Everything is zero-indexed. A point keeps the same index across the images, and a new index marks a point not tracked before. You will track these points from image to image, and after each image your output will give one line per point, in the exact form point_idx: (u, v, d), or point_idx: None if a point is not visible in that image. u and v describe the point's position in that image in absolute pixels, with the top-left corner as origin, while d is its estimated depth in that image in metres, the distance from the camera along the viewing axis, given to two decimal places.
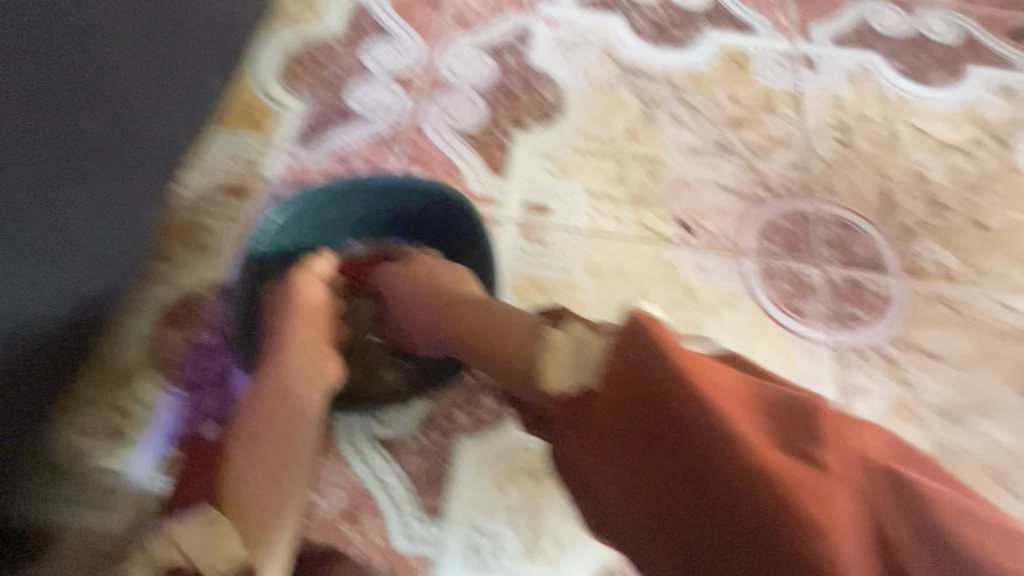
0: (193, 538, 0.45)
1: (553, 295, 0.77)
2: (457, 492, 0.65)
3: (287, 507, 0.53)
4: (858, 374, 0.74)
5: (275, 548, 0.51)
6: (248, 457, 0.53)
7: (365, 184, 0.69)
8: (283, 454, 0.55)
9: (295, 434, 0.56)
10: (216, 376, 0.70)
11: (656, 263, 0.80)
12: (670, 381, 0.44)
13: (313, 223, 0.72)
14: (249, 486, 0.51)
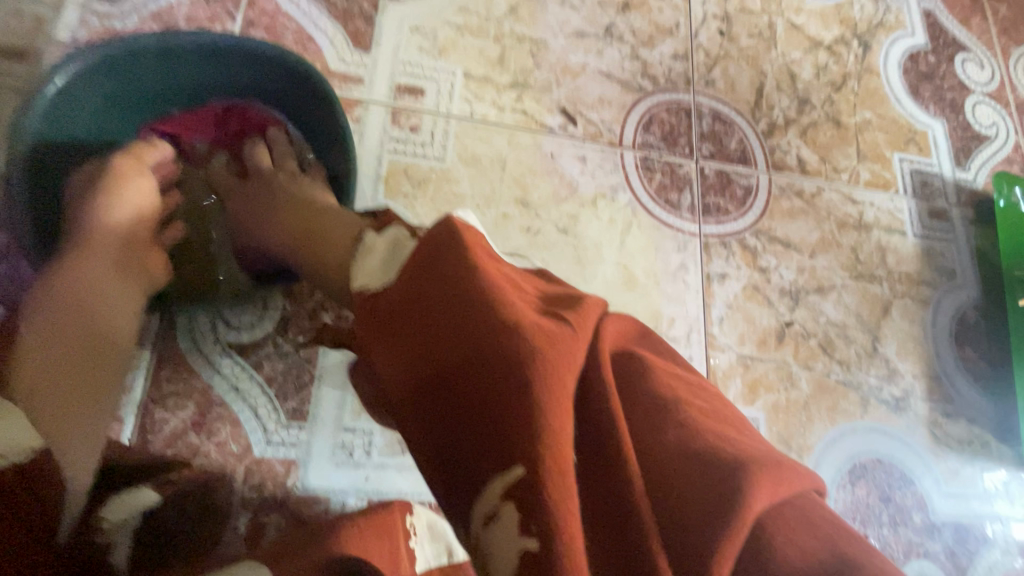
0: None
1: (427, 188, 0.71)
2: (322, 393, 0.61)
3: (96, 417, 0.44)
4: (719, 262, 0.79)
5: (86, 453, 0.41)
6: (50, 345, 0.43)
7: (189, 41, 0.56)
8: (95, 359, 0.46)
9: (104, 360, 0.47)
10: (16, 284, 0.57)
11: (538, 154, 0.77)
12: (451, 247, 0.36)
13: (120, 93, 0.58)
14: (54, 373, 0.42)
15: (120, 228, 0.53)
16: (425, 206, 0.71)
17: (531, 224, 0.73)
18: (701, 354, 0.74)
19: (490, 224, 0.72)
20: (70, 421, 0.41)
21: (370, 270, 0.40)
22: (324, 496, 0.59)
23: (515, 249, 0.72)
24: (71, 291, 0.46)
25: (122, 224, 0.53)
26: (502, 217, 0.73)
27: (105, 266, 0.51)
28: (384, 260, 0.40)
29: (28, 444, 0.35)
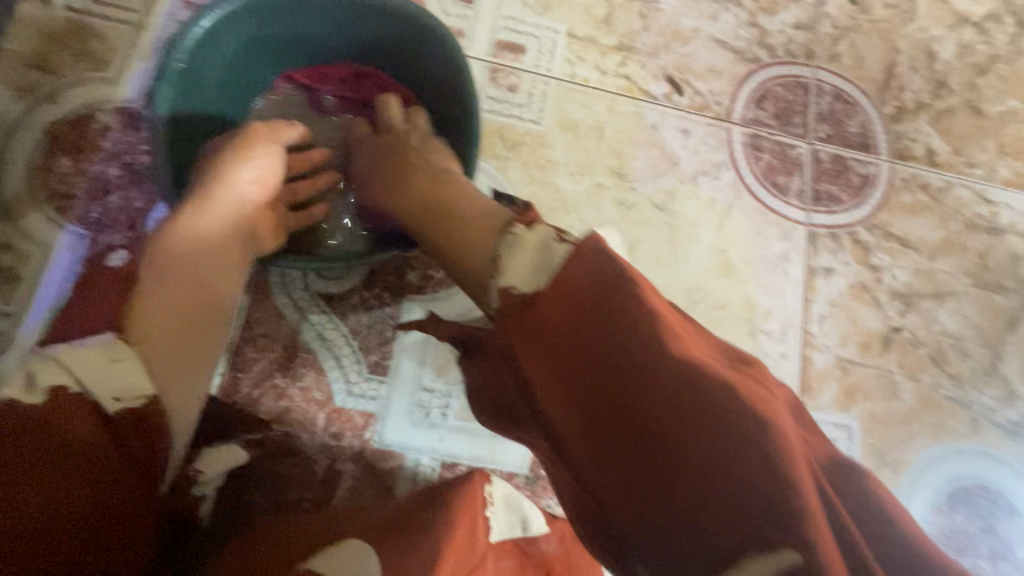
0: (83, 358, 0.37)
1: (520, 151, 0.68)
2: (404, 350, 0.61)
3: (206, 366, 0.45)
4: (825, 255, 0.72)
5: (188, 403, 0.42)
6: (168, 285, 0.43)
7: None
8: (208, 308, 0.45)
9: (207, 323, 0.45)
10: (127, 216, 0.59)
11: (639, 124, 0.72)
12: (624, 281, 0.34)
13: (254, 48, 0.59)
14: (164, 317, 0.42)
15: (243, 194, 0.53)
16: (519, 169, 0.68)
17: (625, 197, 0.69)
18: (796, 352, 0.69)
19: (582, 194, 0.69)
20: (177, 371, 0.41)
21: (519, 267, 0.38)
22: (399, 452, 0.59)
23: (606, 222, 0.68)
24: (189, 239, 0.46)
25: (250, 184, 0.53)
26: (596, 187, 0.69)
27: (227, 221, 0.51)
28: (539, 263, 0.37)
29: (120, 396, 0.37)
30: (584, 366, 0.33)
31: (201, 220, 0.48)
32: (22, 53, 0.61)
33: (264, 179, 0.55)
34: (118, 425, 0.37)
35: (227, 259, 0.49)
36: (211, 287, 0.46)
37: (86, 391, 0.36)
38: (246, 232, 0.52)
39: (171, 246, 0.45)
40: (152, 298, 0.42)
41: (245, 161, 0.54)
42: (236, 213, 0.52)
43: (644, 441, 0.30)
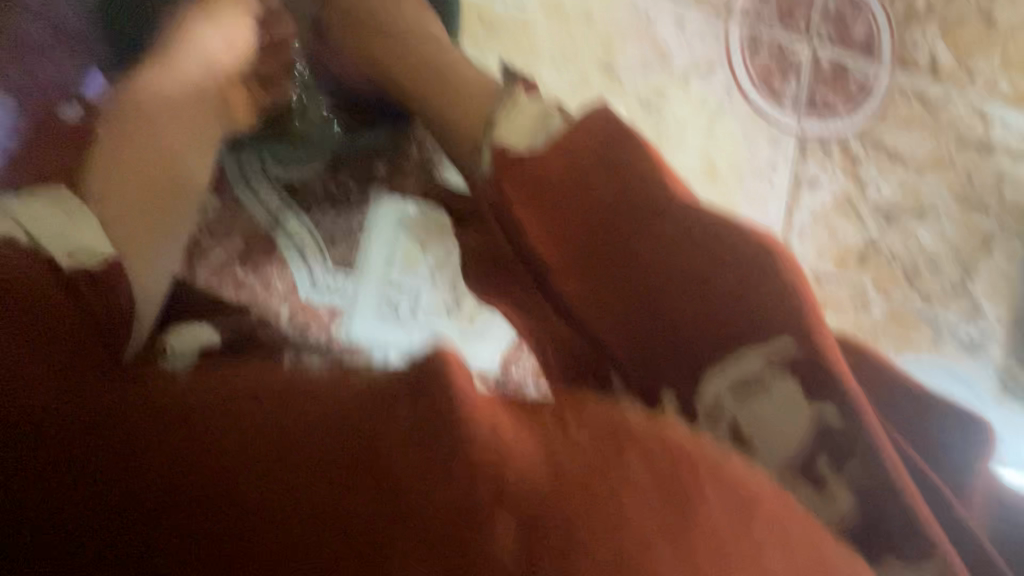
0: (44, 218, 0.40)
1: (500, 36, 0.63)
2: (371, 244, 0.58)
3: (171, 228, 0.50)
4: (813, 164, 0.70)
5: (154, 246, 0.48)
6: (132, 148, 0.49)
7: None
8: (163, 177, 0.50)
9: (183, 179, 0.53)
10: (55, 83, 0.53)
11: (630, 13, 0.66)
12: None
13: None
14: (138, 152, 0.49)
15: (214, 66, 0.57)
16: (497, 56, 0.62)
17: (611, 92, 0.65)
18: None
19: (566, 84, 0.63)
20: (149, 201, 0.48)
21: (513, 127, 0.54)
22: (365, 347, 0.57)
23: None
24: (154, 91, 0.53)
25: (206, 62, 0.56)
26: (581, 79, 0.64)
27: (180, 97, 0.54)
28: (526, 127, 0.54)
29: (73, 253, 0.40)
30: (605, 240, 0.52)
31: (160, 80, 0.54)
32: None
33: (237, 47, 0.58)
34: (80, 287, 0.39)
35: (173, 135, 0.52)
36: (177, 159, 0.52)
37: (43, 250, 0.39)
38: (198, 114, 0.55)
39: (142, 88, 0.53)
40: (133, 129, 0.50)
41: (216, 30, 0.57)
42: (188, 90, 0.55)
43: (658, 281, 0.51)
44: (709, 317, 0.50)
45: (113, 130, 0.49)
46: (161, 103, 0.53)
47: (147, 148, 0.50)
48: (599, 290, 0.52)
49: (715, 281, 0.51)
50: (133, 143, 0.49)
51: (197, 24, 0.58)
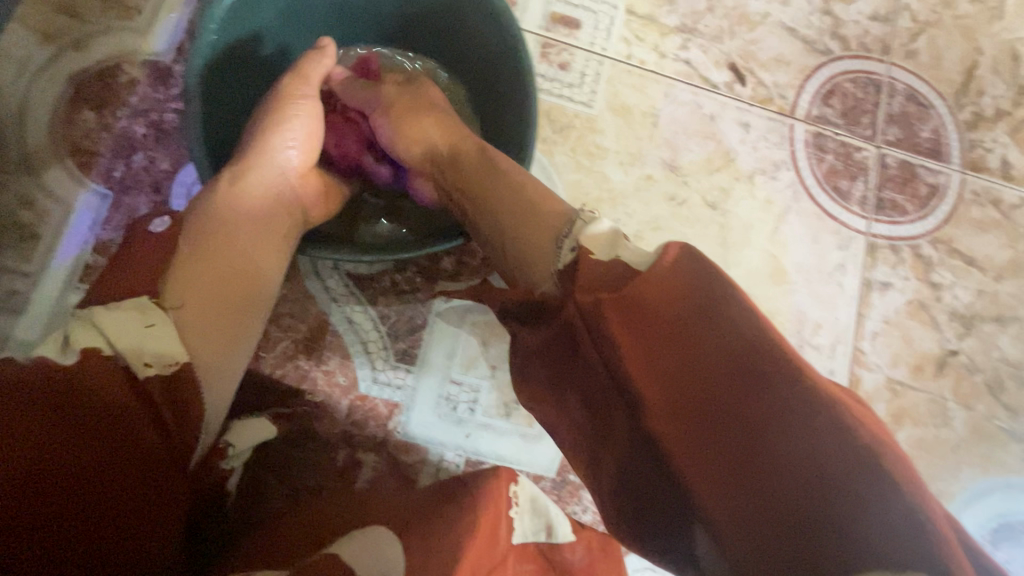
0: (119, 322, 0.35)
1: (568, 135, 0.64)
2: (434, 340, 0.58)
3: (241, 348, 0.41)
4: (884, 268, 0.68)
5: (229, 369, 0.40)
6: (188, 301, 0.38)
7: None
8: (225, 315, 0.40)
9: (222, 348, 0.40)
10: (151, 177, 0.56)
11: (696, 114, 0.67)
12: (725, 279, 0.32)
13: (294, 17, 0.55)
14: (214, 264, 0.40)
15: (285, 170, 0.48)
16: (565, 155, 0.63)
17: (675, 192, 0.65)
18: (844, 371, 0.65)
19: (630, 185, 0.64)
20: (218, 335, 0.39)
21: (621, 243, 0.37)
22: (423, 445, 0.56)
23: (653, 217, 0.64)
24: (232, 205, 0.43)
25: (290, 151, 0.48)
26: (645, 180, 0.65)
27: (258, 204, 0.45)
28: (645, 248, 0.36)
29: (152, 362, 0.35)
30: (684, 378, 0.31)
31: (233, 198, 0.43)
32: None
33: (309, 145, 0.50)
34: (149, 395, 0.34)
35: (251, 251, 0.43)
36: (220, 328, 0.39)
37: (119, 355, 0.34)
38: (282, 207, 0.47)
39: (219, 210, 0.43)
40: (205, 251, 0.40)
41: (289, 128, 0.49)
42: (267, 192, 0.46)
43: (765, 460, 0.28)
44: (809, 499, 0.27)
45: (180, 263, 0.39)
46: (236, 216, 0.43)
47: (224, 268, 0.41)
48: (656, 372, 0.32)
49: (839, 446, 0.27)
50: (205, 260, 0.40)
51: (277, 116, 0.49)
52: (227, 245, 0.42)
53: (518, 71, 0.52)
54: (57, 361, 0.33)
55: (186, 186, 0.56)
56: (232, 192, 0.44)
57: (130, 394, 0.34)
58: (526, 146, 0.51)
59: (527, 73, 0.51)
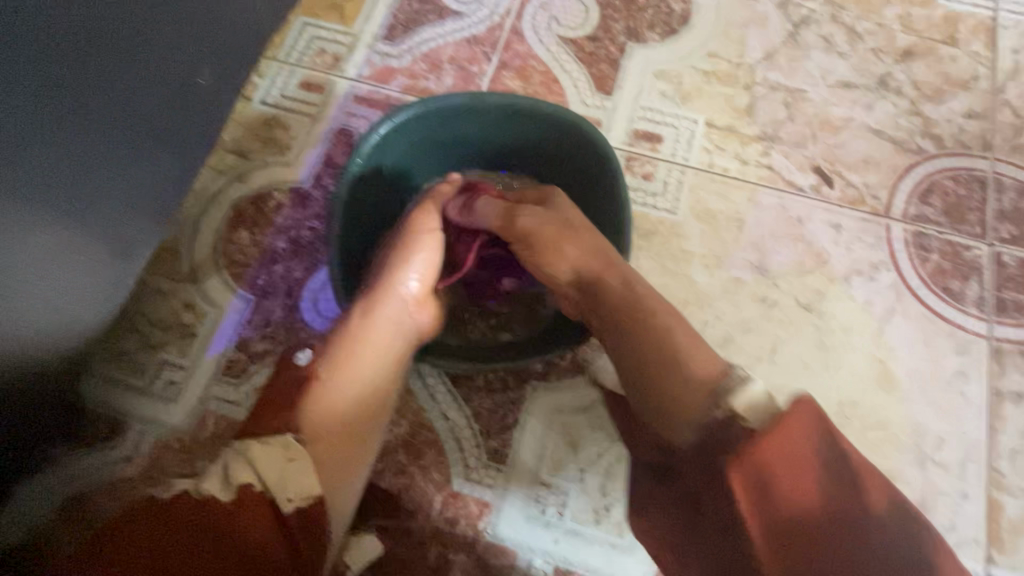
0: (267, 458, 0.42)
1: (653, 240, 0.67)
2: (524, 440, 0.59)
3: (354, 475, 0.49)
4: (1014, 375, 0.62)
5: (341, 495, 0.47)
6: (319, 443, 0.46)
7: (491, 103, 0.59)
8: (346, 450, 0.47)
9: (340, 482, 0.47)
10: (287, 284, 0.65)
11: (783, 216, 0.68)
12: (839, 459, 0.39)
13: (421, 154, 0.63)
14: (344, 397, 0.48)
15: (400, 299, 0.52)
16: (651, 259, 0.66)
17: (765, 293, 0.65)
18: (981, 494, 0.58)
19: (718, 287, 0.65)
20: (340, 458, 0.47)
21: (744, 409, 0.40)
22: (512, 548, 0.56)
23: (744, 319, 0.64)
24: (361, 336, 0.50)
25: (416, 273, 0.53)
26: (733, 282, 0.65)
27: (381, 334, 0.51)
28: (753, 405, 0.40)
29: (292, 496, 0.42)
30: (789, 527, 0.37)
31: (361, 330, 0.50)
32: (222, 140, 0.71)
33: (428, 272, 0.54)
34: (288, 526, 0.42)
35: (372, 380, 0.50)
36: (340, 465, 0.47)
37: (268, 489, 0.41)
38: (399, 331, 0.52)
39: (349, 343, 0.49)
40: (337, 387, 0.48)
41: (420, 261, 0.54)
42: (390, 320, 0.51)
43: None
44: None
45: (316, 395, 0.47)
46: (362, 349, 0.50)
47: (352, 400, 0.48)
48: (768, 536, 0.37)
49: None
50: (335, 396, 0.48)
51: (406, 248, 0.54)
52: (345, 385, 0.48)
53: (617, 198, 0.57)
54: (219, 496, 0.40)
55: (315, 292, 0.65)
56: (361, 325, 0.50)
57: (274, 525, 0.41)
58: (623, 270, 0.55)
59: (625, 201, 0.56)
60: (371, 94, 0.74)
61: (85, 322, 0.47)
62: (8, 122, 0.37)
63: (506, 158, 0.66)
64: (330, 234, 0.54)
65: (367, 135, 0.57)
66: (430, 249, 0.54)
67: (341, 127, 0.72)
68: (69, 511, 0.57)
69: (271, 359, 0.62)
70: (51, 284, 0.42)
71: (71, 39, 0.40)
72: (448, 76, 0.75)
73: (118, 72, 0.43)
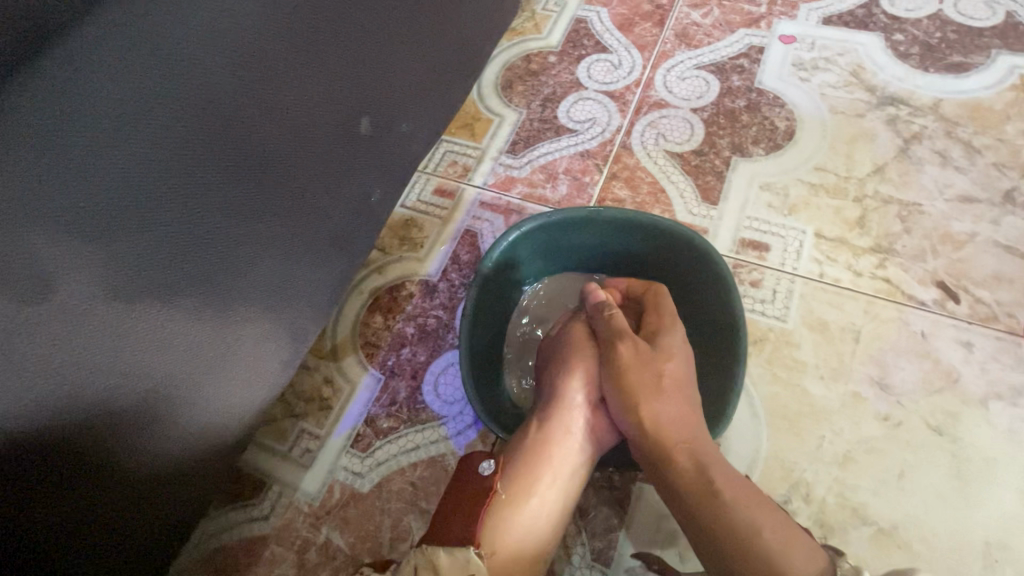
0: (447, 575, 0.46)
1: (764, 347, 0.67)
2: (629, 544, 0.59)
3: None
4: None
5: None
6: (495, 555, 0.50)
7: (609, 216, 0.65)
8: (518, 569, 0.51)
9: None
10: (412, 367, 0.72)
11: (905, 331, 0.66)
12: None
13: (539, 257, 0.70)
14: (520, 509, 0.52)
15: (565, 416, 0.57)
16: (761, 367, 0.66)
17: (890, 411, 0.62)
18: None
19: (835, 401, 0.64)
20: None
21: None
22: None
23: (866, 438, 0.61)
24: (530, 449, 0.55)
25: (581, 392, 0.58)
26: (852, 397, 0.63)
27: (560, 449, 0.55)
28: None
29: None
30: None
31: (530, 442, 0.56)
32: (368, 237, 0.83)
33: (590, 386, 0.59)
34: None
35: (550, 496, 0.53)
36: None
37: None
38: (574, 443, 0.56)
39: (527, 458, 0.55)
40: (517, 502, 0.52)
41: (585, 375, 0.59)
42: (569, 434, 0.56)
43: None
44: None
45: (497, 512, 0.51)
46: (541, 466, 0.54)
47: (529, 519, 0.52)
48: None
49: None
50: (515, 513, 0.52)
51: (570, 367, 0.60)
52: (518, 502, 0.52)
53: (730, 306, 0.60)
54: None
55: (436, 376, 0.72)
56: (529, 435, 0.56)
57: None
58: (738, 385, 0.57)
59: (739, 311, 0.59)
60: (494, 200, 0.84)
61: (256, 403, 0.54)
62: (244, 241, 0.45)
63: (617, 261, 0.71)
64: (462, 329, 0.60)
65: (498, 242, 0.64)
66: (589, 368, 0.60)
67: (466, 228, 0.82)
68: (212, 562, 0.64)
69: (394, 436, 0.69)
70: (239, 366, 0.49)
71: (308, 169, 0.50)
72: (563, 185, 0.84)
73: (331, 194, 0.54)
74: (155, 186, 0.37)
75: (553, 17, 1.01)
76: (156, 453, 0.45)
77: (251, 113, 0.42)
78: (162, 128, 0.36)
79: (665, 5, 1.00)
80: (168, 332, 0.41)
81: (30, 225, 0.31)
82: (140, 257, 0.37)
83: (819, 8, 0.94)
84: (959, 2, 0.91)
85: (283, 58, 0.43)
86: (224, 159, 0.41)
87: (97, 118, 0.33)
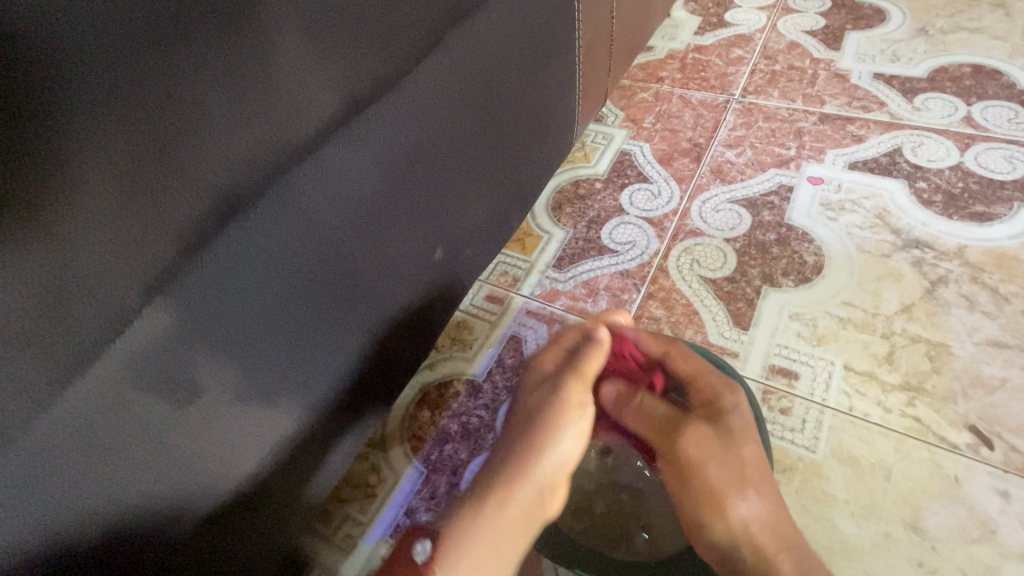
0: None
1: (793, 477, 0.69)
2: None
3: None
4: None
5: None
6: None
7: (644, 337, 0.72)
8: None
9: None
10: (453, 464, 0.78)
11: (938, 474, 0.67)
12: None
13: None
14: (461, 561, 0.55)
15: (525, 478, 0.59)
16: (791, 496, 0.68)
17: (924, 558, 0.62)
18: None
19: (867, 540, 0.64)
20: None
21: None
22: None
23: None
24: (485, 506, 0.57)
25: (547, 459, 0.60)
26: (884, 537, 0.64)
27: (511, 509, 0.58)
28: None
29: None
30: None
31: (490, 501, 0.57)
32: None
33: (557, 453, 0.61)
34: None
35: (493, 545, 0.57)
36: None
37: None
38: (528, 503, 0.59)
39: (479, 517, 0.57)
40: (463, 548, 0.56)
41: (556, 441, 0.61)
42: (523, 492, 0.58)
43: None
44: None
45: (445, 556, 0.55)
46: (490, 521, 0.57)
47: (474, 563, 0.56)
48: None
49: None
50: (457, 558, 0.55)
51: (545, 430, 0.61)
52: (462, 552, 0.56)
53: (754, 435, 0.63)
54: None
55: None
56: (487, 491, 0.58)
57: None
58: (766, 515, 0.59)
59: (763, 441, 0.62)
60: (539, 309, 0.92)
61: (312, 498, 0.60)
62: (334, 357, 0.54)
63: None
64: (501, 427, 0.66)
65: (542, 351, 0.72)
66: (560, 433, 0.61)
67: (512, 334, 0.90)
68: None
69: None
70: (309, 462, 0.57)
71: (391, 292, 0.60)
72: (603, 300, 0.92)
73: (404, 309, 0.64)
74: (280, 317, 0.46)
75: (601, 149, 1.15)
76: (234, 538, 0.51)
77: (358, 258, 0.53)
78: (296, 278, 0.46)
79: (702, 144, 1.12)
80: (264, 434, 0.49)
81: (195, 352, 0.40)
82: (252, 362, 0.46)
83: (845, 154, 1.04)
84: (980, 156, 0.99)
85: (388, 214, 0.54)
86: (334, 293, 0.51)
87: (255, 274, 0.43)
